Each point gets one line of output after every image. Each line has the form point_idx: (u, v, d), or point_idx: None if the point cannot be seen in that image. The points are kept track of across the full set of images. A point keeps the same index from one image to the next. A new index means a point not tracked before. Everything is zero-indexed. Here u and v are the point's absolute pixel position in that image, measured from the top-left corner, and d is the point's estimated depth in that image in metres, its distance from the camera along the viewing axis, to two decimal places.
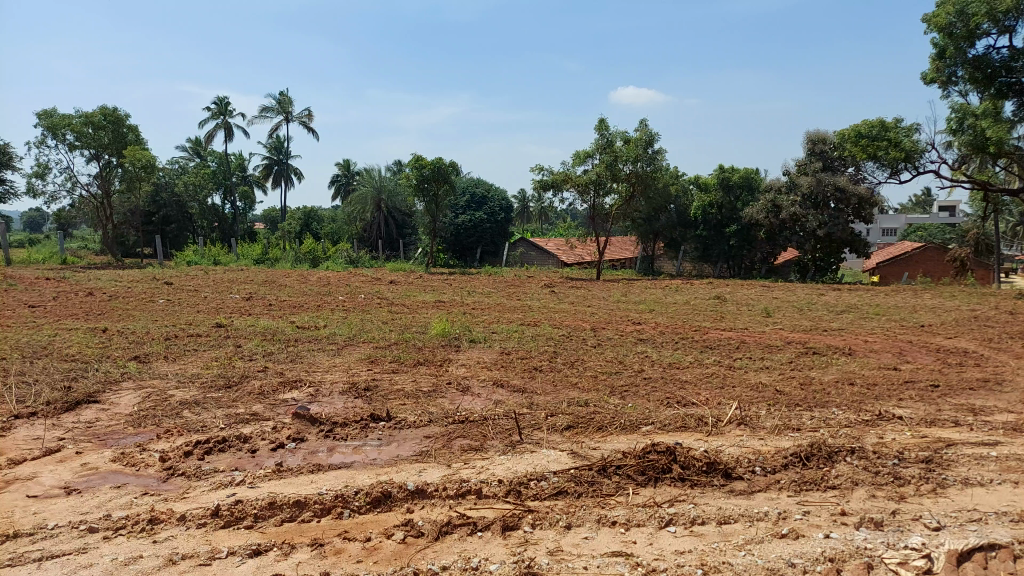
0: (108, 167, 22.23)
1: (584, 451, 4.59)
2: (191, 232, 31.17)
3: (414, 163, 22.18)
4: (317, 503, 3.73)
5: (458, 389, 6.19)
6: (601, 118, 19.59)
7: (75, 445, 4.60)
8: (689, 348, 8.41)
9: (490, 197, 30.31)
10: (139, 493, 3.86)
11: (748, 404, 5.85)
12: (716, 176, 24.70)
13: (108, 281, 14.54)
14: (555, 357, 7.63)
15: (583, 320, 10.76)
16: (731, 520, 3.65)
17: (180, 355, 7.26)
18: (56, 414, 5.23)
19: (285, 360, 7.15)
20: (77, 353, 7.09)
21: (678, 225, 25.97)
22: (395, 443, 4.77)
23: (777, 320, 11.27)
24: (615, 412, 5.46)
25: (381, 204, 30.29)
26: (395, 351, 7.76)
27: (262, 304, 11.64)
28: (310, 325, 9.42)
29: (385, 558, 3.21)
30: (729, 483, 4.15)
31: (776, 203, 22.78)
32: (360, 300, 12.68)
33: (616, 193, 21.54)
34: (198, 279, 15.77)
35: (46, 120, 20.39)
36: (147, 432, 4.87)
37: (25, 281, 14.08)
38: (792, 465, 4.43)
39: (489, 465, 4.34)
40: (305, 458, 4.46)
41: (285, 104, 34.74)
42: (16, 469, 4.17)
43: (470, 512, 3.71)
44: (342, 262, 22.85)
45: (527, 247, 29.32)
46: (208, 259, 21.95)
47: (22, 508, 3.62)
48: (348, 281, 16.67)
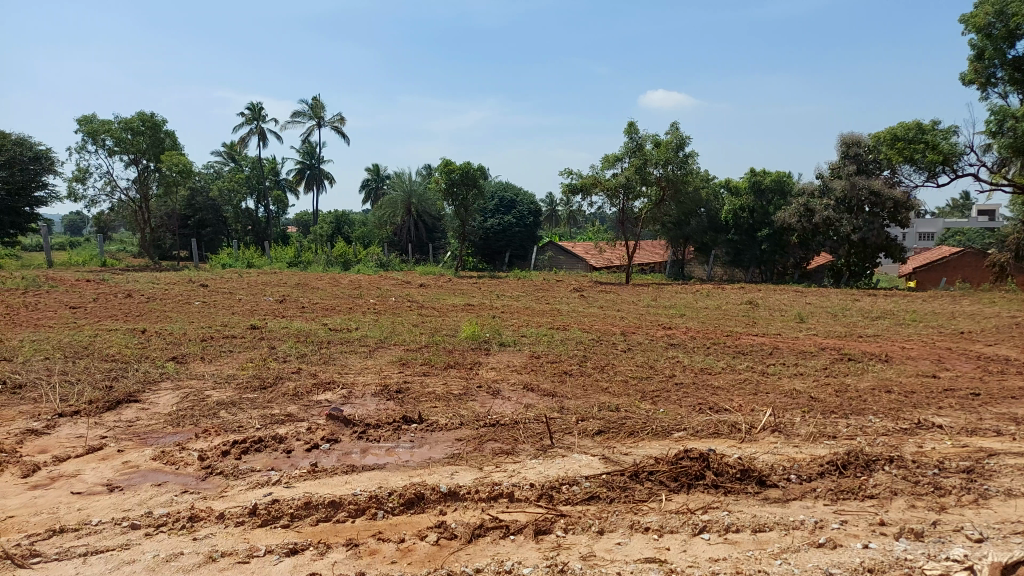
0: (145, 172, 22.69)
1: (616, 456, 4.56)
2: (226, 235, 31.73)
3: (442, 167, 22.29)
4: (352, 503, 3.77)
5: (488, 392, 6.22)
6: (630, 121, 19.57)
7: (116, 443, 4.71)
8: (720, 354, 8.33)
9: (518, 201, 30.39)
10: (179, 491, 3.93)
11: (782, 411, 5.76)
12: (747, 179, 24.46)
13: (145, 283, 14.90)
14: (584, 361, 7.59)
15: (613, 325, 10.70)
16: (766, 528, 3.60)
17: (216, 357, 7.38)
18: (98, 413, 5.35)
19: (318, 362, 7.24)
20: (117, 354, 7.25)
21: (710, 229, 25.67)
22: (427, 445, 4.79)
23: (811, 326, 11.08)
24: (647, 418, 5.41)
25: (410, 208, 30.43)
26: (426, 354, 7.81)
27: (296, 306, 11.82)
28: (342, 328, 9.54)
29: (419, 559, 3.23)
30: (764, 492, 4.09)
31: (809, 207, 22.43)
32: (390, 303, 12.81)
33: (646, 196, 21.21)
34: (232, 281, 16.05)
35: (86, 126, 20.93)
36: (186, 432, 4.96)
37: (65, 282, 14.46)
38: (829, 474, 4.35)
39: (520, 469, 4.34)
40: (339, 458, 4.51)
41: (318, 109, 35.17)
42: (60, 466, 4.27)
43: (503, 515, 3.72)
44: (373, 265, 23.07)
45: (556, 251, 29.41)
46: (243, 261, 22.32)
47: (67, 505, 3.71)
48: (378, 285, 16.85)
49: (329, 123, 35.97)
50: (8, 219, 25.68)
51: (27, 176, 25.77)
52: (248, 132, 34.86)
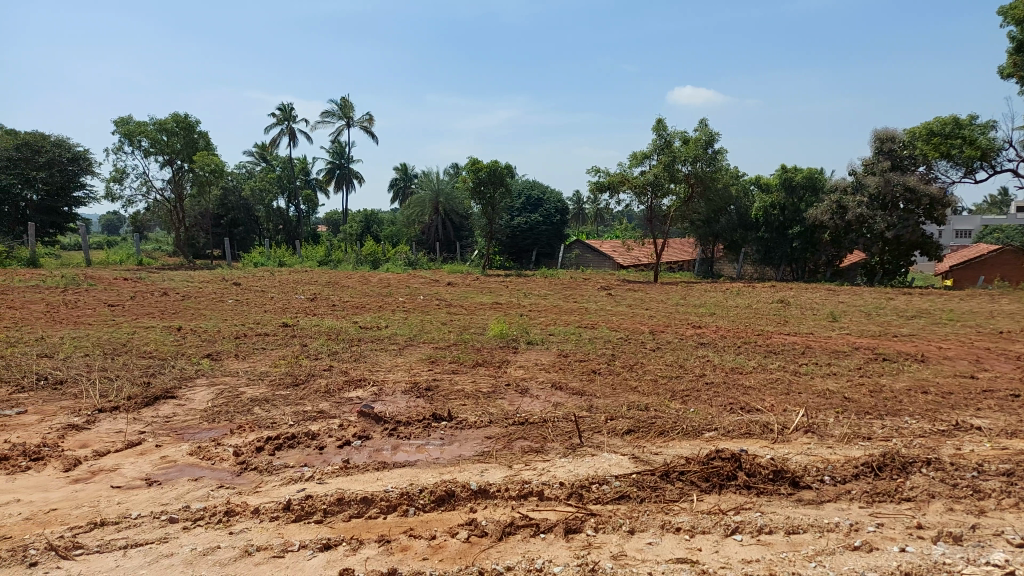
0: (180, 172, 23.11)
1: (646, 456, 4.53)
2: (258, 234, 32.21)
3: (470, 166, 22.35)
4: (383, 500, 3.80)
5: (517, 390, 6.22)
6: (659, 118, 19.44)
7: (154, 438, 4.81)
8: (751, 353, 8.23)
9: (545, 199, 30.38)
10: (215, 485, 4.01)
11: (815, 411, 5.68)
12: (778, 176, 24.13)
13: (181, 281, 15.19)
14: (613, 360, 7.56)
15: (642, 323, 10.64)
16: (800, 530, 3.55)
17: (249, 354, 7.49)
18: (136, 408, 5.47)
19: (349, 360, 7.31)
20: (154, 351, 7.40)
21: (739, 227, 25.31)
22: (457, 443, 4.81)
23: (844, 325, 10.89)
24: (677, 417, 5.38)
25: (438, 207, 30.76)
26: (454, 352, 7.84)
27: (326, 304, 11.96)
28: (372, 326, 9.63)
29: (451, 557, 3.25)
30: (797, 493, 4.03)
31: (841, 204, 22.04)
32: (420, 301, 12.90)
33: (675, 194, 21.02)
34: (265, 280, 16.33)
35: (122, 127, 21.44)
36: (221, 428, 5.05)
37: (104, 280, 14.83)
38: (864, 475, 4.27)
39: (550, 467, 4.34)
40: (370, 455, 4.55)
41: (348, 109, 35.48)
42: (100, 461, 4.38)
43: (534, 514, 3.72)
44: (402, 264, 23.22)
45: (583, 249, 28.93)
46: (274, 260, 22.65)
47: (107, 498, 3.80)
48: (407, 283, 16.96)
49: (358, 123, 36.26)
50: (48, 219, 26.33)
51: (66, 176, 26.42)
52: (279, 132, 35.31)
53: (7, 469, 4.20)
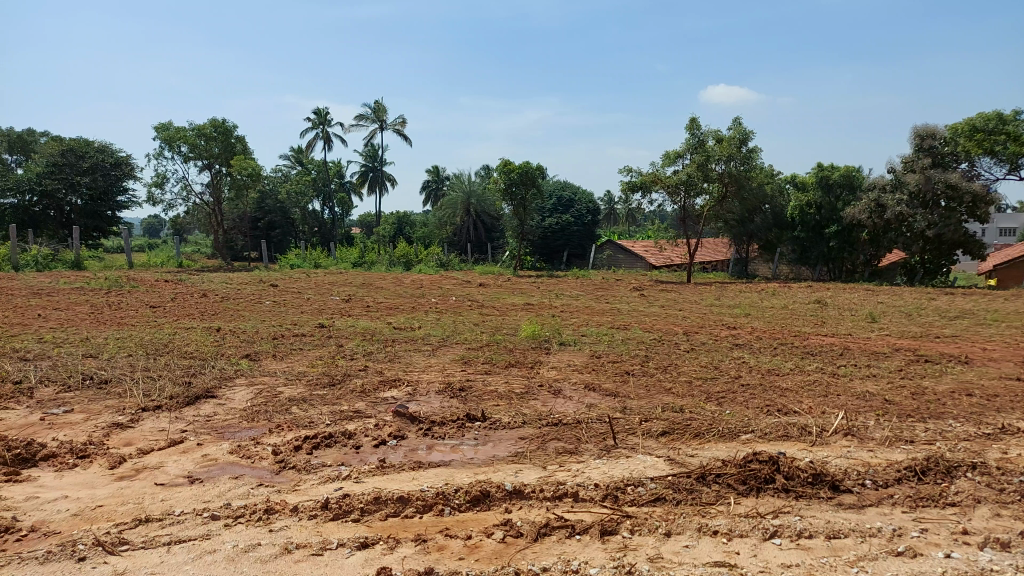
0: (218, 176, 23.56)
1: (681, 458, 4.49)
2: (294, 237, 32.71)
3: (502, 167, 22.41)
4: (419, 499, 3.83)
5: (550, 391, 6.22)
6: (692, 118, 19.28)
7: (196, 437, 4.92)
8: (788, 354, 8.11)
9: (576, 200, 30.31)
10: (255, 484, 4.08)
11: (854, 414, 5.57)
12: (814, 174, 23.74)
13: (220, 283, 15.48)
14: (647, 361, 7.51)
15: (676, 324, 10.54)
16: (841, 534, 3.48)
17: (287, 354, 7.61)
18: (179, 407, 5.60)
19: (384, 360, 7.39)
20: (195, 351, 7.55)
21: (774, 226, 24.98)
22: (491, 443, 4.83)
23: (884, 326, 10.66)
24: (713, 419, 5.31)
25: (469, 208, 30.90)
26: (488, 353, 7.87)
27: (360, 305, 12.09)
28: (406, 326, 9.70)
29: (486, 557, 3.26)
30: (838, 497, 3.96)
31: (880, 202, 21.56)
32: (453, 302, 12.93)
33: (708, 193, 20.79)
34: (301, 282, 16.50)
35: (163, 133, 21.99)
36: (260, 427, 5.14)
37: (146, 282, 15.17)
38: (907, 480, 4.17)
39: (584, 468, 4.33)
40: (406, 455, 4.59)
41: (380, 112, 35.79)
42: (144, 458, 4.49)
43: (569, 515, 3.71)
44: (434, 265, 23.35)
45: (614, 250, 28.69)
46: (310, 262, 22.96)
47: (151, 495, 3.89)
48: (440, 284, 17.02)
49: (390, 126, 36.53)
50: (93, 223, 27.02)
51: (109, 180, 27.06)
52: (314, 136, 35.80)
53: (56, 466, 4.33)
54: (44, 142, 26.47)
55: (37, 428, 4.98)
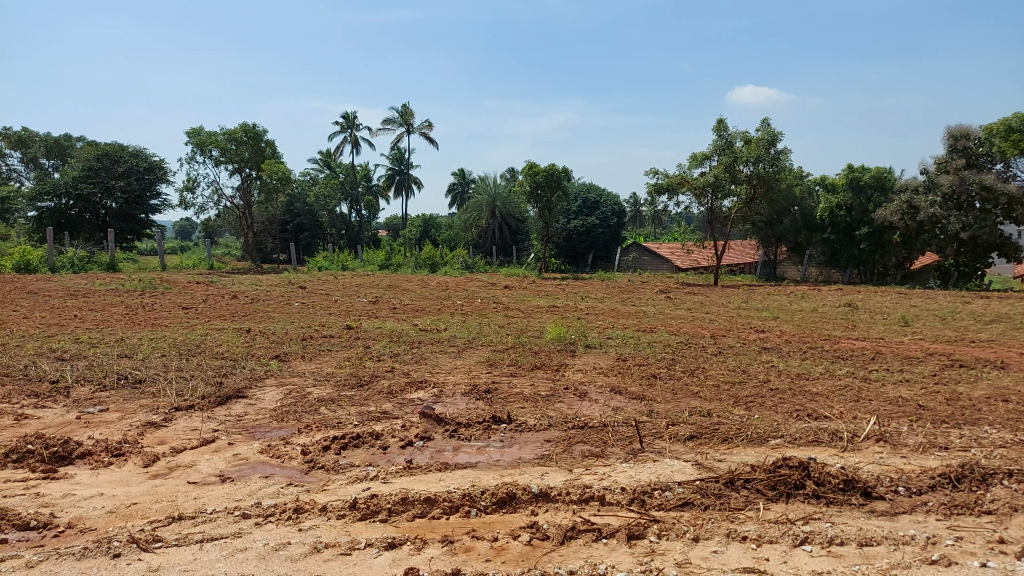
0: (249, 180, 23.92)
1: (709, 463, 4.45)
2: (322, 239, 33.06)
3: (527, 169, 22.42)
4: (446, 501, 3.84)
5: (576, 394, 6.20)
6: (720, 118, 19.13)
7: (228, 436, 4.99)
8: (818, 358, 7.99)
9: (602, 202, 30.24)
10: (285, 483, 4.12)
11: (886, 419, 5.47)
12: (845, 176, 23.37)
13: (250, 285, 15.74)
14: (674, 364, 7.45)
15: (702, 327, 10.46)
16: (874, 542, 3.42)
17: (316, 355, 7.71)
18: (210, 407, 5.69)
19: (410, 362, 7.43)
20: (226, 352, 7.69)
21: (804, 228, 24.67)
22: (517, 445, 4.83)
23: (916, 329, 10.45)
24: (741, 424, 5.26)
25: (495, 211, 30.98)
26: (513, 355, 7.88)
27: (387, 307, 12.18)
28: (432, 328, 9.75)
29: (513, 559, 3.26)
30: (870, 503, 3.89)
31: (912, 204, 21.15)
32: (478, 305, 12.99)
33: (736, 195, 20.56)
34: (329, 284, 16.70)
35: (195, 138, 22.37)
36: (290, 427, 5.20)
37: (179, 284, 15.46)
38: (942, 487, 4.09)
39: (611, 472, 4.31)
40: (432, 456, 4.62)
41: (408, 116, 36.01)
42: (177, 457, 4.57)
43: (596, 518, 3.70)
44: (460, 268, 23.42)
45: (640, 252, 28.50)
46: (337, 264, 23.17)
47: (184, 493, 3.96)
48: (465, 286, 17.09)
49: (417, 129, 36.72)
50: (127, 226, 27.42)
51: (143, 184, 27.48)
52: (342, 140, 36.15)
53: (92, 464, 4.43)
54: (80, 146, 27.07)
55: (74, 427, 5.09)
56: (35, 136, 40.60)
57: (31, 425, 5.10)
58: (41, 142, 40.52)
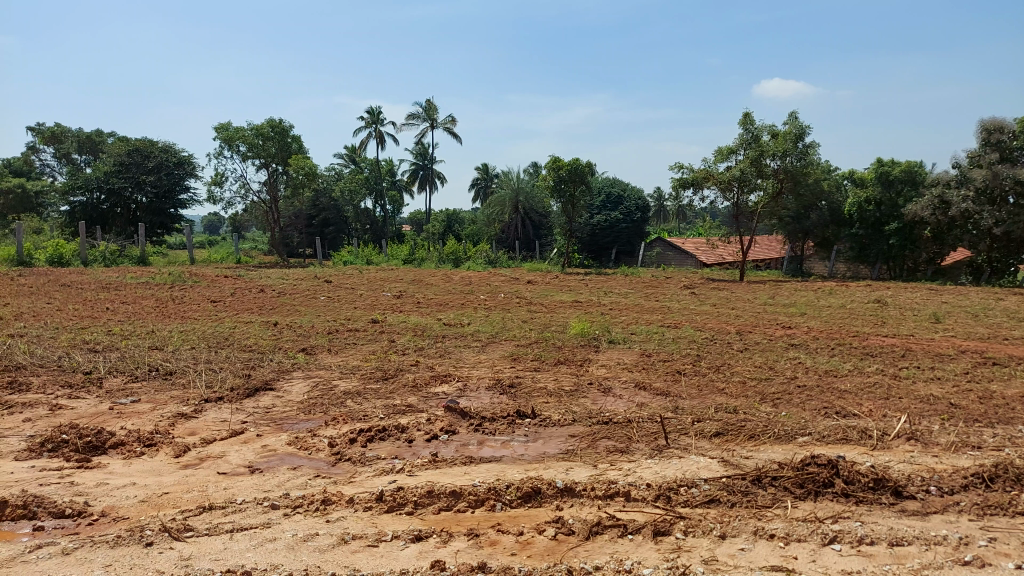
0: (275, 175, 24.16)
1: (736, 460, 4.42)
2: (347, 234, 33.29)
3: (551, 164, 22.38)
4: (472, 494, 3.86)
5: (600, 389, 6.18)
6: (746, 112, 18.89)
7: (256, 428, 5.06)
8: (846, 355, 7.89)
9: (626, 196, 30.11)
10: (313, 475, 4.17)
11: (917, 417, 5.38)
12: (874, 170, 22.98)
13: (277, 279, 15.92)
14: (699, 361, 7.38)
15: (728, 323, 10.38)
16: (905, 542, 3.37)
17: (341, 348, 7.78)
18: (239, 399, 5.77)
19: (435, 356, 7.47)
20: (254, 344, 7.79)
21: (831, 223, 24.32)
22: (542, 440, 4.84)
23: (948, 326, 10.24)
24: (768, 421, 5.21)
25: (518, 206, 30.97)
26: (537, 350, 7.88)
27: (412, 301, 12.26)
28: (456, 323, 9.79)
29: (539, 553, 3.27)
30: (901, 503, 3.83)
31: (944, 198, 20.63)
32: (501, 299, 13.01)
33: (763, 190, 20.28)
34: (354, 278, 16.84)
35: (223, 133, 22.66)
36: (317, 419, 5.25)
37: (208, 278, 15.68)
38: (974, 487, 4.01)
39: (636, 468, 4.30)
40: (457, 449, 4.63)
41: (432, 111, 36.12)
42: (207, 448, 4.64)
43: (621, 514, 3.69)
44: (483, 263, 23.44)
45: (664, 247, 28.26)
46: (362, 259, 23.29)
47: (214, 483, 4.03)
48: (488, 281, 17.09)
49: (441, 124, 36.80)
50: (157, 220, 27.74)
51: (172, 179, 27.84)
52: (367, 135, 36.33)
53: (124, 453, 4.52)
54: (112, 142, 27.54)
55: (107, 417, 5.19)
56: (68, 132, 41.37)
57: (65, 416, 5.22)
58: (73, 138, 41.27)
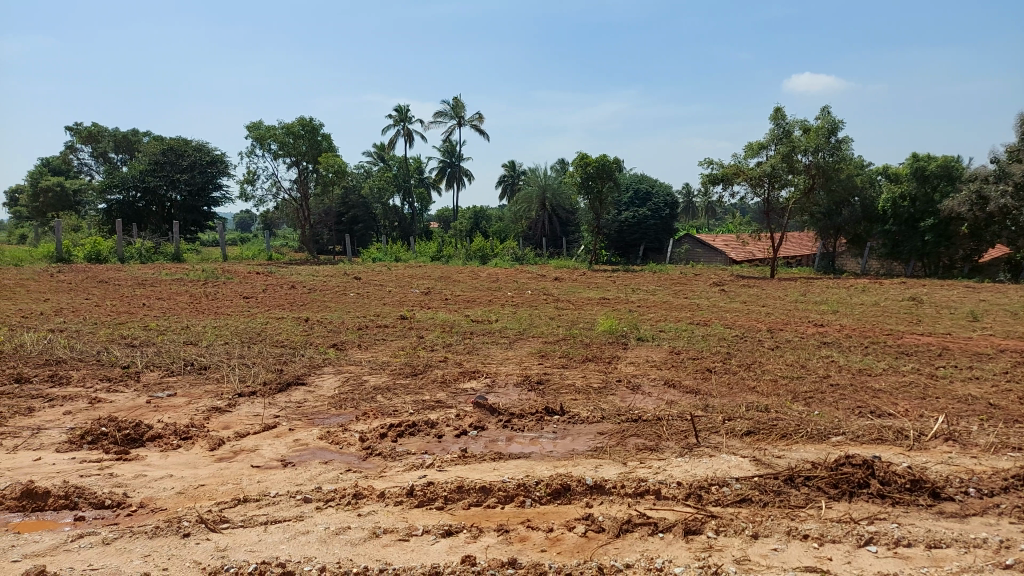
0: (305, 172, 24.45)
1: (768, 459, 4.36)
2: (376, 231, 33.62)
3: (578, 161, 22.30)
4: (501, 490, 3.87)
5: (628, 387, 6.14)
6: (777, 106, 18.62)
7: (288, 422, 5.12)
8: (880, 353, 7.75)
9: (654, 193, 29.94)
10: (344, 469, 4.21)
11: (955, 418, 5.26)
12: (909, 165, 22.53)
13: (308, 275, 16.08)
14: (729, 359, 7.30)
15: (758, 321, 10.27)
16: (943, 544, 3.30)
17: (371, 344, 7.84)
18: (271, 393, 5.85)
19: (463, 352, 7.50)
20: (285, 340, 7.90)
21: (864, 219, 23.88)
22: (570, 437, 4.83)
23: (986, 325, 10.00)
24: (801, 419, 5.14)
25: (545, 203, 30.97)
26: (565, 347, 7.87)
27: (440, 298, 12.32)
28: (484, 319, 9.83)
29: (569, 550, 3.26)
30: (938, 504, 3.75)
31: (982, 194, 20.27)
32: (529, 296, 13.01)
33: (794, 185, 19.95)
34: (383, 274, 16.97)
35: (255, 132, 23.00)
36: (348, 414, 5.31)
37: (241, 274, 15.90)
38: (1016, 489, 3.91)
39: (666, 466, 4.27)
40: (486, 445, 4.65)
41: (459, 108, 36.21)
42: (241, 441, 4.72)
43: (651, 512, 3.67)
44: (510, 260, 23.46)
45: (693, 244, 27.99)
46: (390, 256, 23.47)
47: (248, 477, 4.09)
48: (516, 278, 17.07)
49: (468, 121, 36.90)
50: (191, 217, 28.21)
51: (205, 177, 28.32)
52: (395, 133, 36.55)
53: (161, 446, 4.61)
54: (148, 141, 28.11)
55: (144, 411, 5.31)
56: (104, 131, 42.19)
57: (104, 409, 5.34)
58: (110, 137, 42.13)
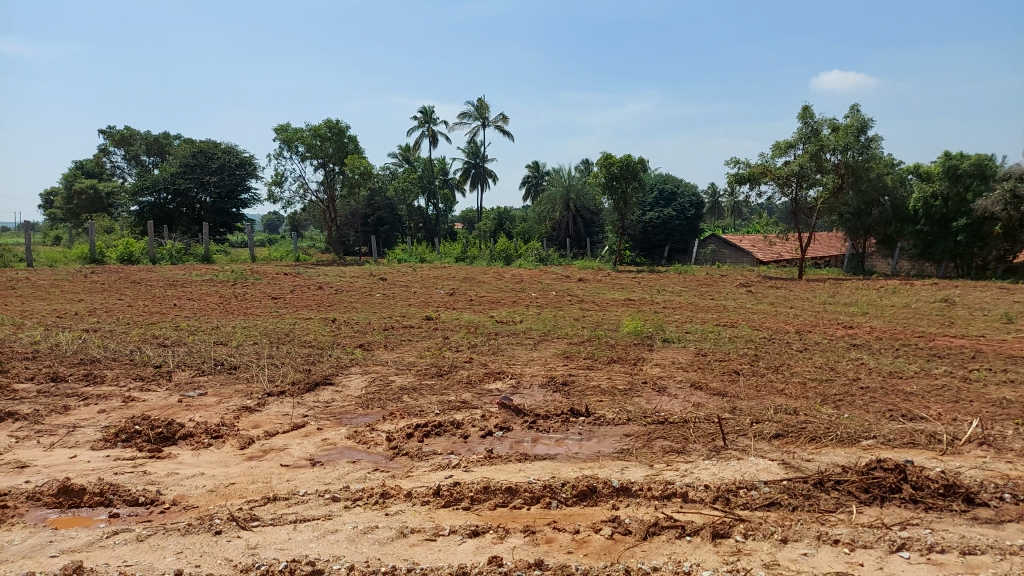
0: (331, 174, 24.67)
1: (796, 462, 4.31)
2: (400, 232, 33.85)
3: (603, 161, 22.22)
4: (527, 491, 3.87)
5: (654, 388, 6.11)
6: (805, 105, 18.38)
7: (316, 422, 5.18)
8: (911, 356, 7.60)
9: (679, 193, 29.74)
10: (371, 468, 4.25)
11: (990, 422, 5.14)
12: (941, 163, 22.12)
13: (334, 276, 16.21)
14: (756, 361, 7.22)
15: (786, 322, 10.14)
16: (978, 551, 3.23)
17: (396, 345, 7.89)
18: (300, 393, 5.91)
19: (488, 353, 7.51)
20: (313, 340, 7.98)
21: (894, 219, 23.47)
22: (596, 438, 4.81)
23: (1021, 327, 9.77)
24: (830, 423, 5.07)
25: (569, 204, 30.93)
26: (589, 348, 7.85)
27: (465, 299, 12.35)
28: (508, 320, 9.84)
29: (595, 552, 3.26)
30: (972, 510, 3.68)
31: (1016, 193, 19.86)
32: (553, 297, 12.99)
33: (822, 185, 19.66)
34: (408, 275, 17.06)
35: (282, 134, 23.29)
36: (375, 414, 5.35)
37: (268, 275, 16.10)
38: None
39: (693, 469, 4.24)
40: (512, 446, 4.65)
41: (483, 109, 36.29)
42: (271, 440, 4.79)
43: (678, 515, 3.65)
44: (534, 260, 23.45)
45: (719, 244, 27.72)
46: (415, 257, 23.61)
47: (277, 475, 4.14)
48: (539, 279, 17.05)
49: (492, 123, 36.97)
50: (220, 219, 28.63)
51: (234, 179, 28.72)
52: (420, 135, 36.73)
53: (193, 445, 4.69)
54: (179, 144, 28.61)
55: (176, 409, 5.40)
56: (136, 135, 43.03)
57: (137, 407, 5.44)
58: (142, 140, 42.93)
